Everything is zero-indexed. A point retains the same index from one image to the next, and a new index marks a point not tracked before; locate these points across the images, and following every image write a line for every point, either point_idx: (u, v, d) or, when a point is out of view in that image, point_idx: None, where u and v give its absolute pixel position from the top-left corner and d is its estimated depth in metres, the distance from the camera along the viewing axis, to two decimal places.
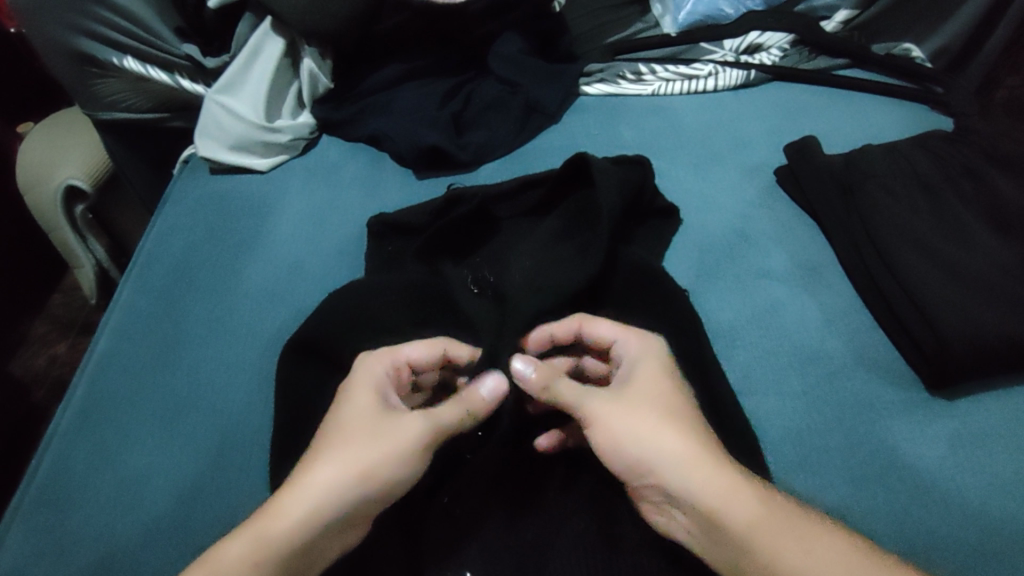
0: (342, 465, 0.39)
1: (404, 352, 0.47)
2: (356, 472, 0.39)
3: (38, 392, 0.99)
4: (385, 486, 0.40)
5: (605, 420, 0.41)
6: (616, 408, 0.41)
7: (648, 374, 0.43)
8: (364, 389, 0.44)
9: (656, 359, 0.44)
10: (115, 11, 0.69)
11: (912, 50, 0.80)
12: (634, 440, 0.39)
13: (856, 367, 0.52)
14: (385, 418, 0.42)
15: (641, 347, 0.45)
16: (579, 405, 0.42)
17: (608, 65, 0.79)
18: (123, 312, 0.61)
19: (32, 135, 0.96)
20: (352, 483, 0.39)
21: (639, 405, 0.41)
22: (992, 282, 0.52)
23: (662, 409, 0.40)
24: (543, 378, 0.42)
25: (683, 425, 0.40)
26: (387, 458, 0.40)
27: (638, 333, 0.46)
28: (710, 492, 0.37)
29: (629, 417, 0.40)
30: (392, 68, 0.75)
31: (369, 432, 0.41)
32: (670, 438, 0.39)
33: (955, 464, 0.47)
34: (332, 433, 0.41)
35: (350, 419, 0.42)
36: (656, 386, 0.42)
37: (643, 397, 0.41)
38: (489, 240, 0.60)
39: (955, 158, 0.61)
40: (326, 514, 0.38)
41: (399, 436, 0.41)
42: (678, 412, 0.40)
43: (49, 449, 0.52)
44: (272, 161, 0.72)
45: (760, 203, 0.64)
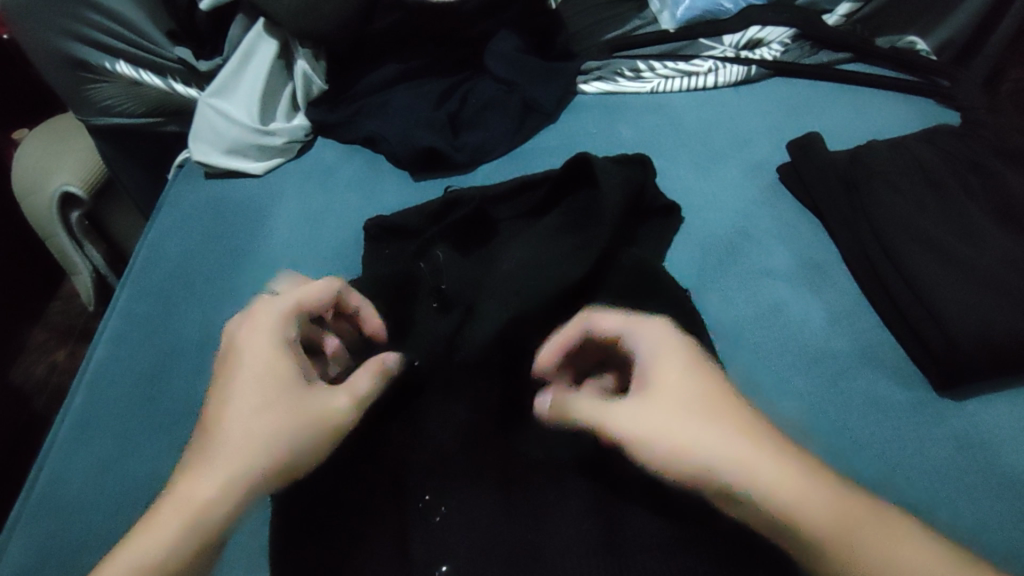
0: (268, 434, 0.40)
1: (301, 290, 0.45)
2: (270, 441, 0.40)
3: (39, 401, 0.99)
4: (294, 451, 0.40)
5: (645, 436, 0.38)
6: (656, 423, 0.38)
7: (671, 371, 0.40)
8: (270, 348, 0.43)
9: (671, 350, 0.41)
10: (107, 15, 0.68)
11: (916, 43, 0.78)
12: (686, 448, 0.37)
13: (861, 366, 0.51)
14: (293, 380, 0.42)
15: (654, 338, 0.42)
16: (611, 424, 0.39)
17: (606, 62, 0.78)
18: (121, 318, 0.60)
19: (26, 141, 0.95)
20: (250, 450, 0.39)
21: (679, 412, 0.38)
22: (1001, 277, 0.51)
23: (702, 408, 0.38)
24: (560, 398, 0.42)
25: (734, 425, 0.37)
26: (297, 422, 0.41)
27: (643, 325, 0.42)
28: (788, 501, 0.35)
29: (680, 423, 0.37)
30: (387, 69, 0.74)
31: (285, 397, 0.41)
32: (723, 438, 0.37)
33: (966, 466, 0.46)
34: (241, 399, 0.41)
35: (254, 375, 0.42)
36: (687, 384, 0.39)
37: (676, 403, 0.38)
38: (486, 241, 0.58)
39: (961, 152, 0.60)
40: (229, 487, 0.39)
41: (321, 406, 0.42)
42: (718, 406, 0.38)
43: (48, 457, 0.52)
44: (268, 164, 0.71)
45: (762, 200, 0.63)
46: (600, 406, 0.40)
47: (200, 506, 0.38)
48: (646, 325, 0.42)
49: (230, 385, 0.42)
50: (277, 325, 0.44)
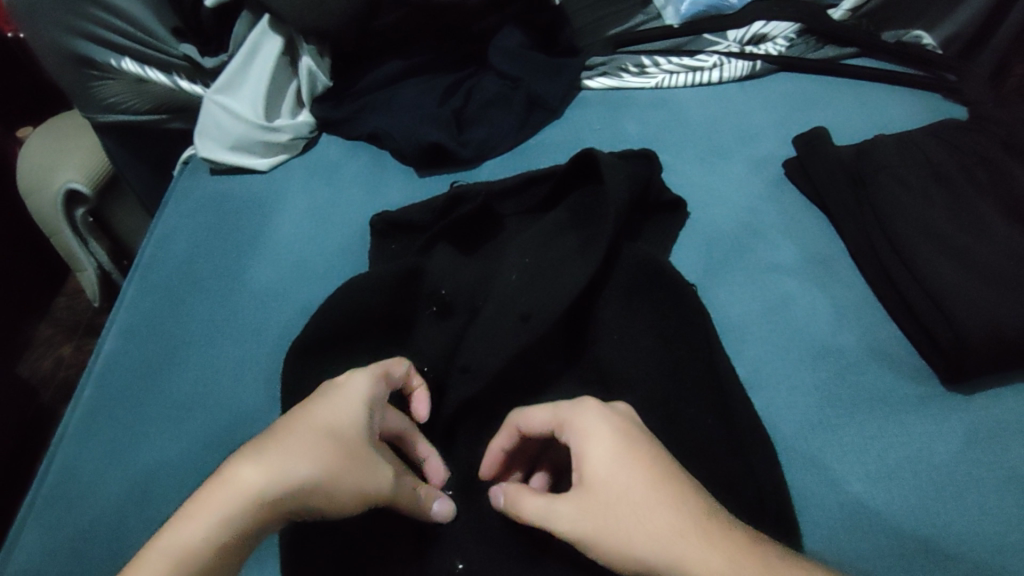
0: (316, 415, 0.38)
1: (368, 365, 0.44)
2: (326, 486, 0.35)
3: (46, 396, 0.99)
4: (350, 427, 0.38)
5: (589, 540, 0.36)
6: (590, 525, 0.36)
7: (601, 465, 0.37)
8: (360, 410, 0.39)
9: (603, 439, 0.38)
10: (111, 12, 0.68)
11: (922, 37, 0.78)
12: (629, 554, 0.35)
13: (868, 360, 0.51)
14: (370, 450, 0.38)
15: (585, 425, 0.39)
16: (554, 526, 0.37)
17: (611, 57, 0.78)
18: (128, 314, 0.60)
19: (31, 139, 0.95)
20: (308, 430, 0.37)
21: (614, 516, 0.35)
22: (1010, 271, 0.51)
23: (637, 508, 0.35)
24: (506, 497, 0.40)
25: (669, 520, 0.35)
26: (344, 400, 0.39)
27: (575, 413, 0.39)
28: None
29: (611, 525, 0.35)
30: (392, 65, 0.74)
31: (356, 463, 0.37)
32: (663, 540, 0.34)
33: (974, 459, 0.46)
34: (294, 447, 0.36)
35: (337, 425, 0.38)
36: (619, 477, 0.37)
37: (609, 504, 0.36)
38: (491, 237, 0.59)
39: (968, 146, 0.60)
40: (293, 472, 0.35)
41: (359, 385, 0.40)
42: (655, 499, 0.35)
43: (57, 451, 0.52)
44: (273, 161, 0.71)
45: (768, 195, 0.63)
46: (542, 509, 0.38)
47: (241, 501, 0.33)
48: (574, 412, 0.40)
49: (311, 430, 0.37)
50: (376, 386, 0.41)
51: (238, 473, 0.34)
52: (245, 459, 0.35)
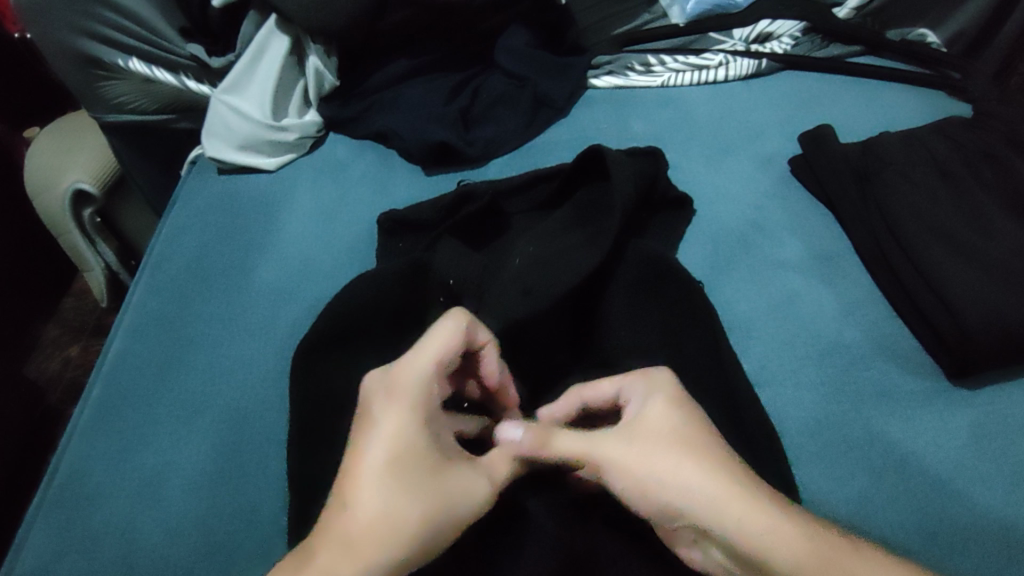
0: (396, 459, 0.36)
1: (437, 342, 0.40)
2: (430, 540, 0.35)
3: (53, 396, 1.00)
4: (433, 459, 0.37)
5: (625, 466, 0.38)
6: (629, 460, 0.38)
7: (657, 411, 0.39)
8: (407, 427, 0.37)
9: (664, 393, 0.40)
10: (118, 11, 0.68)
11: (926, 36, 0.78)
12: (661, 481, 0.37)
13: (874, 357, 0.51)
14: (451, 474, 0.37)
15: (645, 386, 0.41)
16: (590, 459, 0.39)
17: (617, 56, 0.78)
18: (137, 313, 0.60)
19: (38, 139, 0.95)
20: (400, 488, 0.35)
21: (659, 449, 0.38)
22: (1014, 267, 0.51)
23: (682, 445, 0.38)
24: (538, 435, 0.40)
25: (700, 460, 0.37)
26: (415, 429, 0.37)
27: (646, 372, 0.42)
28: (746, 530, 0.35)
29: (649, 460, 0.37)
30: (398, 64, 0.74)
31: (437, 500, 0.36)
32: (695, 474, 0.36)
33: (979, 453, 0.46)
34: (372, 512, 0.35)
35: (422, 466, 0.37)
36: (671, 421, 0.39)
37: (653, 444, 0.38)
38: (499, 235, 0.58)
39: (973, 144, 0.60)
40: (410, 549, 0.35)
41: (424, 397, 0.39)
42: (695, 448, 0.37)
43: (66, 449, 0.52)
44: (279, 160, 0.71)
45: (773, 193, 0.63)
46: (583, 442, 0.39)
47: None
48: (631, 378, 0.42)
49: (397, 496, 0.35)
50: (431, 393, 0.39)
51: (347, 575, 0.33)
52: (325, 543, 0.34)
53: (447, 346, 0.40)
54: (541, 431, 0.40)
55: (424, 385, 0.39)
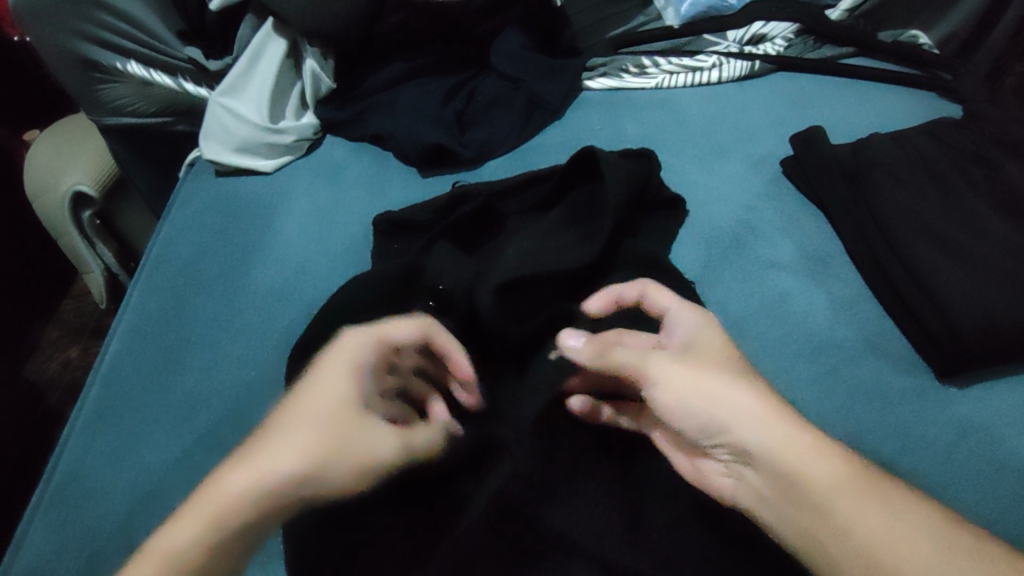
0: (317, 403, 0.40)
1: (392, 327, 0.44)
2: (316, 476, 0.37)
3: (52, 398, 1.00)
4: (350, 409, 0.40)
5: (679, 376, 0.39)
6: (678, 371, 0.39)
7: (709, 340, 0.42)
8: (344, 386, 0.41)
9: (715, 326, 0.43)
10: (116, 15, 0.69)
11: (919, 38, 0.79)
12: (717, 395, 0.38)
13: (865, 355, 0.52)
14: (360, 426, 0.40)
15: (695, 317, 0.44)
16: (641, 366, 0.41)
17: (611, 58, 0.79)
18: (134, 314, 0.61)
19: (38, 142, 0.96)
20: (308, 426, 0.38)
21: (714, 366, 0.39)
22: (1002, 266, 0.51)
23: (733, 369, 0.40)
24: (596, 347, 0.44)
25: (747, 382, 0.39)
26: (342, 382, 0.41)
27: (701, 308, 0.45)
28: (788, 445, 0.36)
29: (700, 373, 0.39)
30: (394, 66, 0.75)
31: (340, 446, 0.39)
32: (745, 393, 0.38)
33: (968, 449, 0.46)
34: (284, 443, 0.38)
35: (335, 410, 0.40)
36: (722, 349, 0.42)
37: (704, 361, 0.40)
38: (493, 236, 0.59)
39: (963, 144, 0.60)
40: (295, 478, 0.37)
41: (361, 361, 0.42)
42: (742, 372, 0.39)
43: (65, 449, 0.53)
44: (277, 162, 0.72)
45: (766, 193, 0.64)
46: (636, 355, 0.41)
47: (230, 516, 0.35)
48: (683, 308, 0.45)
49: (299, 429, 0.38)
50: (371, 358, 0.43)
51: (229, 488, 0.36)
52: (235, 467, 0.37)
53: (400, 331, 0.44)
54: (597, 342, 0.44)
55: (366, 352, 0.43)
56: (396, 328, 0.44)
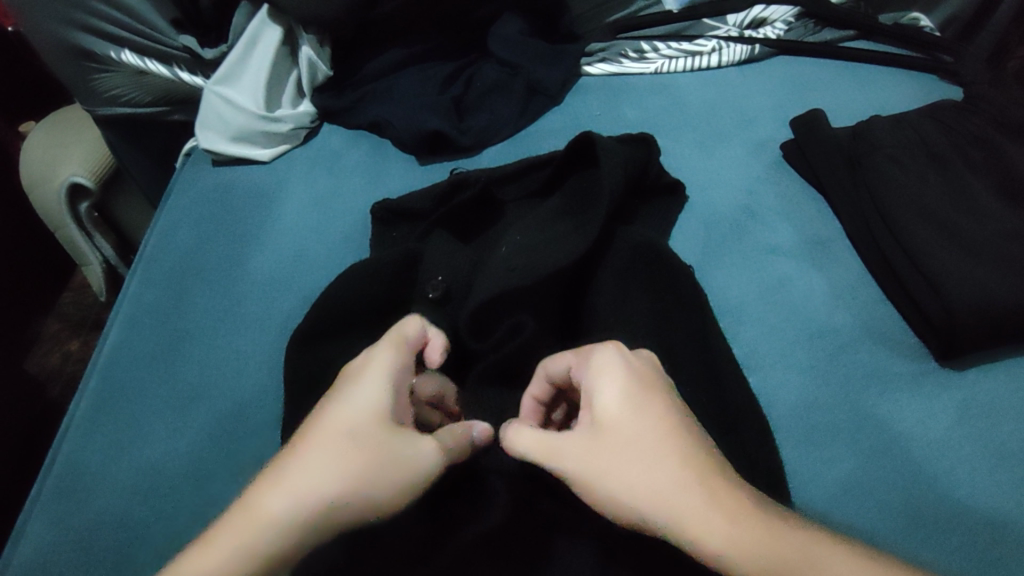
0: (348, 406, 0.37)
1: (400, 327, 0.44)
2: (359, 485, 0.35)
3: (54, 390, 1.00)
4: (376, 410, 0.38)
5: (591, 477, 0.36)
6: (590, 464, 0.36)
7: (614, 406, 0.37)
8: (379, 393, 0.38)
9: (620, 381, 0.38)
10: (108, 3, 0.68)
11: (919, 20, 0.78)
12: (632, 496, 0.35)
13: (864, 340, 0.52)
14: (394, 431, 0.38)
15: (599, 366, 0.39)
16: (552, 461, 0.37)
17: (611, 43, 0.78)
18: (132, 304, 0.61)
19: (33, 132, 0.95)
20: (336, 433, 0.36)
21: (619, 458, 0.36)
22: (1002, 250, 0.51)
23: (641, 449, 0.36)
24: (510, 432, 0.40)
25: (664, 469, 0.35)
26: (369, 382, 0.39)
27: (597, 346, 0.40)
28: (724, 542, 0.33)
29: (614, 465, 0.36)
30: (391, 54, 0.74)
31: (383, 445, 0.37)
32: (657, 487, 0.35)
33: (965, 434, 0.46)
34: (321, 450, 0.36)
35: (364, 413, 0.37)
36: (632, 415, 0.37)
37: (616, 444, 0.36)
38: (490, 224, 0.59)
39: (963, 128, 0.60)
40: (335, 492, 0.35)
41: (388, 363, 0.40)
42: (659, 450, 0.36)
43: (65, 440, 0.53)
44: (273, 151, 0.72)
45: (766, 178, 0.63)
46: (547, 444, 0.38)
47: (261, 533, 0.33)
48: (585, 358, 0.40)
49: (320, 439, 0.36)
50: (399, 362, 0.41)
51: (263, 506, 0.34)
52: (275, 488, 0.34)
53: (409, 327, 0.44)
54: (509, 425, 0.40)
55: (390, 353, 0.41)
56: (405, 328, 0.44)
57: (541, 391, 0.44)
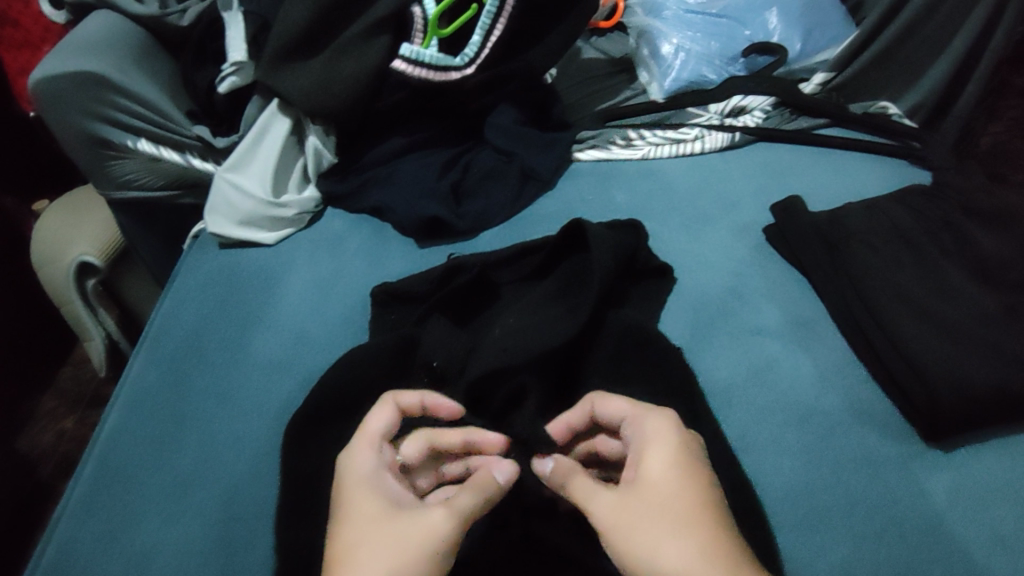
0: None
1: (369, 425, 0.46)
2: None
3: (44, 470, 0.99)
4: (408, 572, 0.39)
5: (623, 536, 0.39)
6: (624, 516, 0.40)
7: (658, 467, 0.41)
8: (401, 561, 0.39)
9: (668, 445, 0.42)
10: (131, 98, 0.73)
11: (888, 108, 0.83)
12: (655, 556, 0.38)
13: (852, 422, 0.53)
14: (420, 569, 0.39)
15: (654, 430, 0.43)
16: (587, 504, 0.42)
17: (599, 132, 0.83)
18: (134, 386, 0.62)
19: (45, 214, 0.99)
20: None
21: (654, 521, 0.39)
22: (974, 333, 0.53)
23: (672, 514, 0.39)
24: (562, 468, 0.44)
25: (697, 536, 0.38)
26: (396, 549, 0.39)
27: (654, 409, 0.45)
28: None
29: (650, 527, 0.39)
30: (391, 142, 0.78)
31: None
32: (684, 551, 0.38)
33: (960, 516, 0.47)
34: None
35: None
36: (671, 482, 0.41)
37: (653, 505, 0.40)
38: (487, 306, 0.61)
39: (933, 213, 0.63)
40: None
41: (426, 532, 0.40)
42: (691, 516, 0.39)
43: (59, 523, 0.53)
44: (279, 234, 0.75)
45: (750, 260, 0.66)
46: (585, 488, 0.42)
47: None
48: (642, 415, 0.45)
49: None
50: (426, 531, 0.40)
51: None
52: None
53: (464, 497, 0.41)
54: (564, 466, 0.44)
55: (413, 526, 0.40)
56: (376, 420, 0.46)
57: (582, 421, 0.48)
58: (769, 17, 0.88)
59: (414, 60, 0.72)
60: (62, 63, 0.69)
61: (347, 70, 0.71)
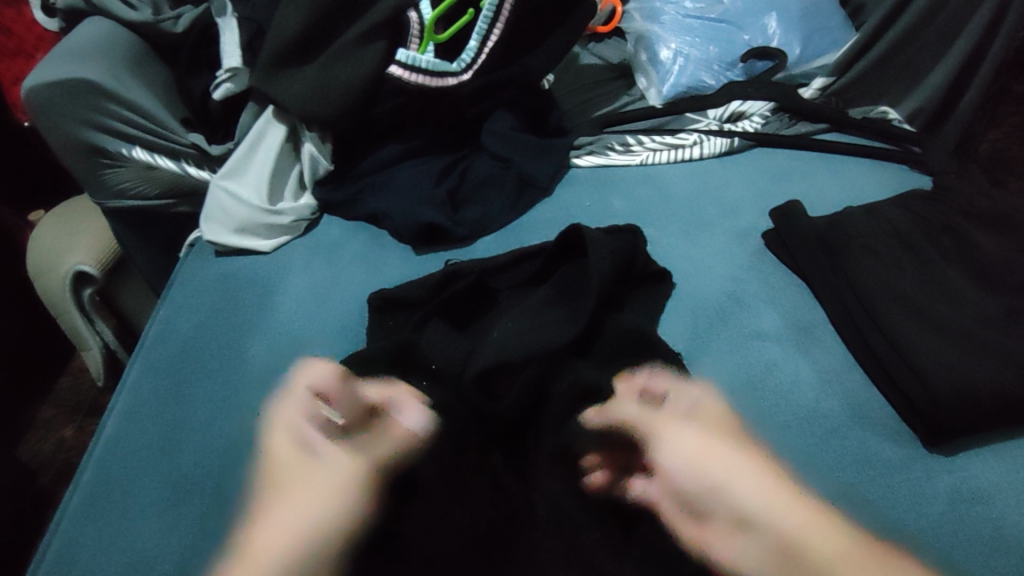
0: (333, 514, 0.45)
1: (307, 383, 0.55)
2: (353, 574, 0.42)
3: (43, 479, 0.98)
4: (311, 520, 0.45)
5: (695, 452, 0.47)
6: (686, 438, 0.48)
7: (701, 399, 0.52)
8: (314, 506, 0.46)
9: (715, 404, 0.52)
10: (126, 106, 0.72)
11: (887, 113, 0.83)
12: (732, 477, 0.46)
13: (854, 427, 0.52)
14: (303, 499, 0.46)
15: (689, 392, 0.52)
16: (643, 426, 0.49)
17: (597, 137, 0.82)
18: (130, 396, 0.61)
19: (40, 223, 0.98)
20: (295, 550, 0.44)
21: (719, 447, 0.48)
22: (979, 337, 0.53)
23: (737, 461, 0.47)
24: (599, 408, 0.50)
25: (751, 453, 0.48)
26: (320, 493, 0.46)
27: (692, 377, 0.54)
28: (797, 526, 0.45)
29: (727, 455, 0.48)
30: (390, 149, 0.78)
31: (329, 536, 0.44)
32: (767, 482, 0.46)
33: (971, 522, 0.46)
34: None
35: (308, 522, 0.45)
36: (728, 424, 0.51)
37: (715, 428, 0.50)
38: (484, 312, 0.60)
39: (937, 217, 0.63)
40: None
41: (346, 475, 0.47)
42: (761, 463, 0.48)
43: (55, 535, 0.52)
44: (275, 242, 0.74)
45: (750, 264, 0.66)
46: (645, 415, 0.49)
47: None
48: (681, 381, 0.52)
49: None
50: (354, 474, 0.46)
51: None
52: None
53: (384, 442, 0.48)
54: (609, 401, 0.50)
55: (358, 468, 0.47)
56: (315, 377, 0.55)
57: (621, 419, 0.49)
58: (768, 21, 0.87)
59: (410, 64, 0.73)
60: (58, 70, 0.69)
61: (342, 77, 0.70)
